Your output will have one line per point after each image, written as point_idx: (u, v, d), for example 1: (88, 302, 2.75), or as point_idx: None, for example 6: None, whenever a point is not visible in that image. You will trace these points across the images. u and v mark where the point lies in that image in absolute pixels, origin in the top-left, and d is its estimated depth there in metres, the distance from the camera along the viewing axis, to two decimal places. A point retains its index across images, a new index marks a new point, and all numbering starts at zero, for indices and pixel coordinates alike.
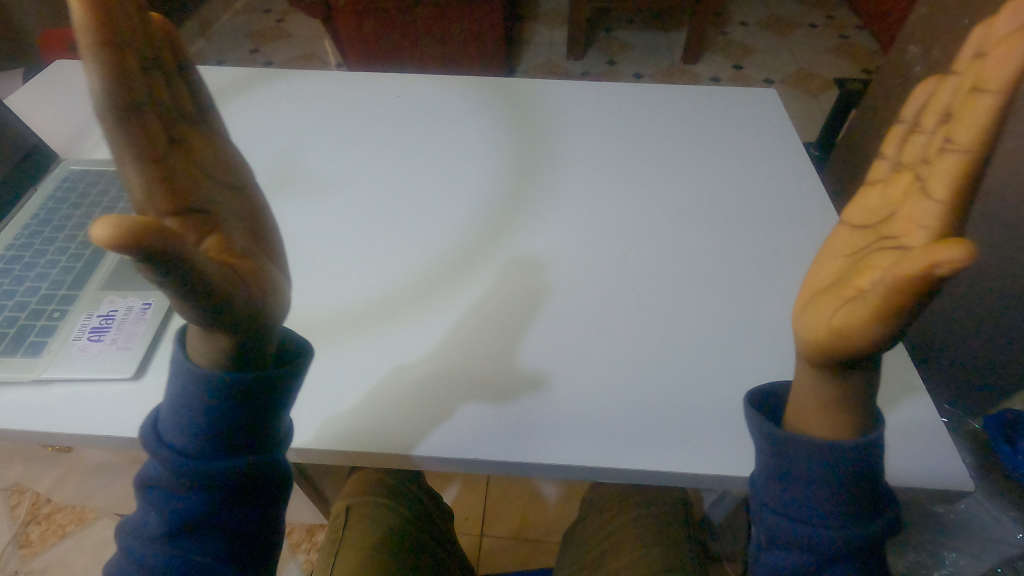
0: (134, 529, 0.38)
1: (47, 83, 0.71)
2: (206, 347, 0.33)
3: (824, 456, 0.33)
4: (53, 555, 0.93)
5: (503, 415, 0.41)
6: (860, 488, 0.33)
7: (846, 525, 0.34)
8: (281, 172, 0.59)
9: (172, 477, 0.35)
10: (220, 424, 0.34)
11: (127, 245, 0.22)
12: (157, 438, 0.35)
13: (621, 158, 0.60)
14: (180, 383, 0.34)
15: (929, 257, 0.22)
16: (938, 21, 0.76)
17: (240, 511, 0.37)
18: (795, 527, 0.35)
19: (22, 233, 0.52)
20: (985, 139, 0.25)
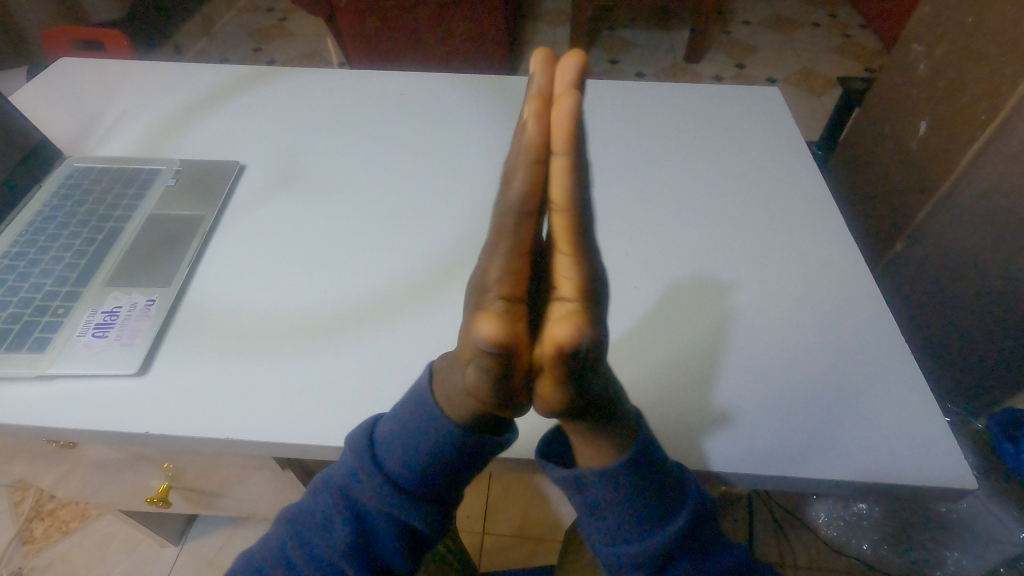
0: (291, 524, 0.38)
1: (51, 81, 0.72)
2: (457, 407, 0.32)
3: (606, 483, 0.35)
4: (57, 551, 0.94)
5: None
6: (627, 495, 0.35)
7: (646, 534, 0.36)
8: (284, 170, 0.59)
9: (372, 496, 0.36)
10: (453, 463, 0.35)
11: (512, 344, 0.23)
12: (376, 458, 0.36)
13: (624, 157, 0.60)
14: (413, 410, 0.34)
15: (553, 336, 0.23)
16: (942, 20, 0.76)
17: (407, 548, 0.37)
18: (614, 551, 0.37)
19: (26, 230, 0.52)
20: (573, 199, 0.23)
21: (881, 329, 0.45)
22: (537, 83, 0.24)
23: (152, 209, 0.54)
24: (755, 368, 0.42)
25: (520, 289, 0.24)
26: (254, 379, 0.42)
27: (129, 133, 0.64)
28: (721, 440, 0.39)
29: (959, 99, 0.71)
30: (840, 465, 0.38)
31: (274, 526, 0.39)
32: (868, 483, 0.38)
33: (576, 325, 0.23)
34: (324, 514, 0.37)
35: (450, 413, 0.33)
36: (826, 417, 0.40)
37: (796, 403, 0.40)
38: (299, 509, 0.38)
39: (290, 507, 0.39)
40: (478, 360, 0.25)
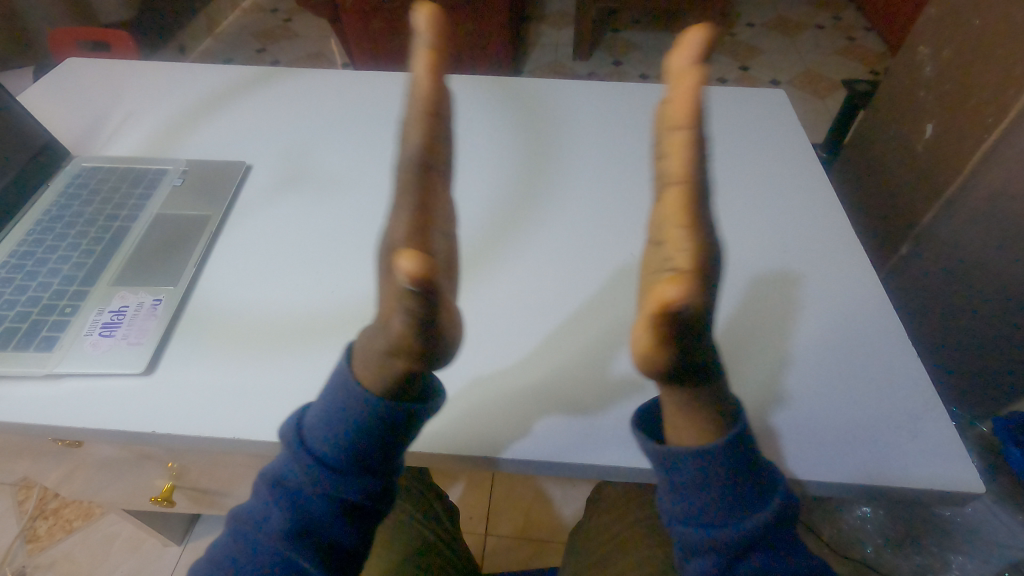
0: (237, 525, 0.38)
1: (57, 81, 0.72)
2: (377, 379, 0.32)
3: (696, 459, 0.33)
4: (61, 550, 0.94)
5: (502, 413, 0.41)
6: (730, 474, 0.33)
7: (733, 520, 0.34)
8: (290, 171, 0.59)
9: (303, 481, 0.36)
10: (383, 433, 0.35)
11: (433, 275, 0.22)
12: (305, 445, 0.36)
13: (631, 159, 0.60)
14: (334, 386, 0.35)
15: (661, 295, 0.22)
16: (949, 21, 0.75)
17: (349, 526, 0.37)
18: (688, 529, 0.36)
19: (34, 229, 0.52)
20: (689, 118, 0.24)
21: (890, 334, 0.44)
22: (429, 36, 0.27)
23: (158, 210, 0.54)
24: (749, 368, 0.43)
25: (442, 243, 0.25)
26: (262, 379, 0.42)
27: (136, 133, 0.64)
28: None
29: (966, 102, 0.70)
30: (844, 467, 0.38)
31: (224, 526, 0.39)
32: (870, 486, 0.38)
33: (425, 261, 0.22)
34: (265, 502, 0.37)
35: (371, 388, 0.33)
36: (823, 416, 0.40)
37: (838, 385, 0.41)
38: (247, 507, 0.38)
39: (238, 507, 0.39)
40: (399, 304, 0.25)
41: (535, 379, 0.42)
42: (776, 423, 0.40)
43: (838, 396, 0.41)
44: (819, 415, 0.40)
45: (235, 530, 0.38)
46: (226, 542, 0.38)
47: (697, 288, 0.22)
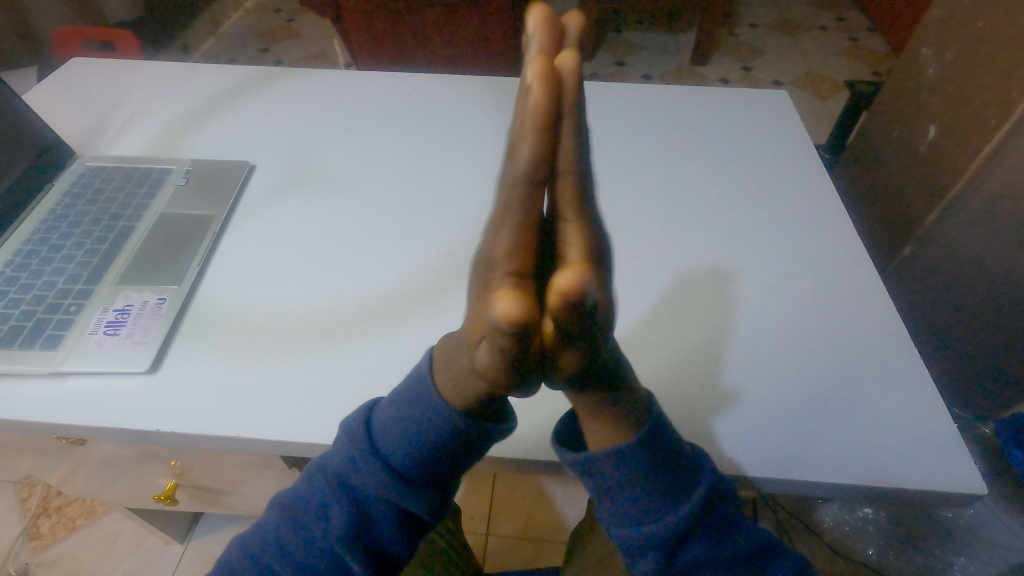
0: (285, 508, 0.38)
1: (62, 80, 0.72)
2: (462, 394, 0.33)
3: (615, 460, 0.36)
4: (63, 548, 0.94)
5: (534, 423, 0.40)
6: (647, 463, 0.36)
7: (661, 510, 0.37)
8: (293, 171, 0.59)
9: (376, 488, 0.36)
10: (455, 445, 0.35)
11: (530, 321, 0.22)
12: (372, 446, 0.36)
13: (633, 161, 0.60)
14: (415, 389, 0.36)
15: None
16: (952, 23, 0.75)
17: (401, 531, 0.37)
18: (630, 530, 0.38)
19: (39, 228, 0.53)
20: None
21: (892, 337, 0.44)
22: (539, 43, 0.25)
23: (162, 209, 0.55)
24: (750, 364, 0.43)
25: (524, 263, 0.24)
26: (265, 378, 0.42)
27: (139, 132, 0.64)
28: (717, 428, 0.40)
29: (969, 103, 0.70)
30: (854, 469, 0.38)
31: (269, 510, 0.39)
32: (864, 486, 0.38)
33: (525, 308, 0.22)
34: (321, 498, 0.37)
35: (451, 401, 0.34)
36: (820, 409, 0.40)
37: (924, 393, 0.41)
38: (298, 492, 0.39)
39: (288, 490, 0.40)
40: (494, 339, 0.24)
41: (558, 389, 0.42)
42: (842, 416, 0.40)
43: (908, 403, 0.41)
44: (886, 415, 0.40)
45: (282, 514, 0.38)
46: (270, 523, 0.38)
47: None
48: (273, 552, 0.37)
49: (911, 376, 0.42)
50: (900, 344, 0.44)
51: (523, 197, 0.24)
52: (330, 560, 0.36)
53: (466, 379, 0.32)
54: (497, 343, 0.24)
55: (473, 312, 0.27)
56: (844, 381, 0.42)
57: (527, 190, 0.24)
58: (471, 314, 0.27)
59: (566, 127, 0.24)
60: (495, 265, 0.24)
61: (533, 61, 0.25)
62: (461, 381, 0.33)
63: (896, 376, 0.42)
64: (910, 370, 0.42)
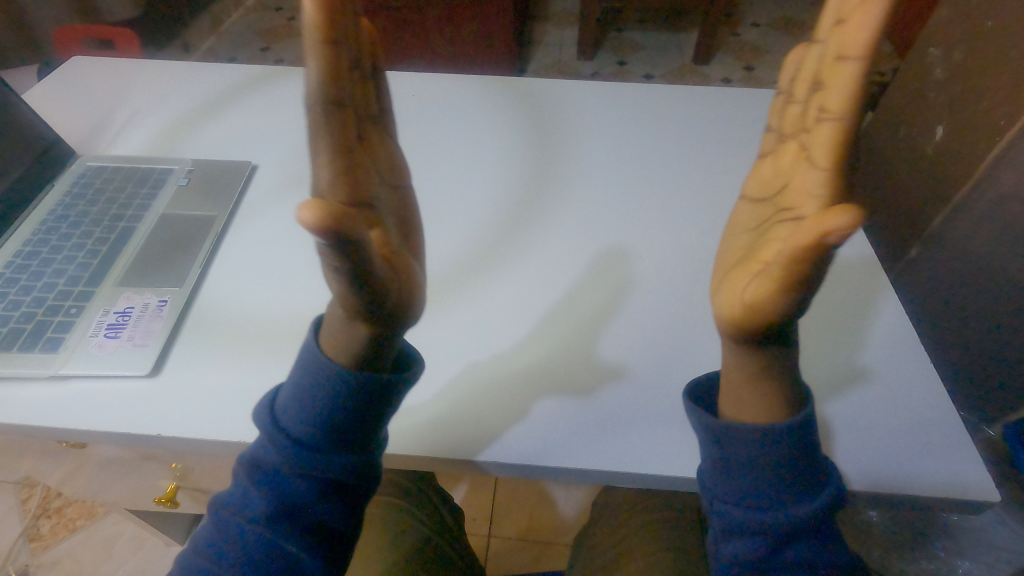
0: (223, 507, 0.38)
1: (62, 79, 0.72)
2: (343, 345, 0.33)
3: (765, 441, 0.34)
4: (62, 550, 0.94)
5: (543, 425, 0.40)
6: (791, 458, 0.34)
7: (781, 503, 0.35)
8: (295, 171, 0.59)
9: (283, 464, 0.36)
10: (348, 408, 0.35)
11: (332, 220, 0.22)
12: (278, 428, 0.36)
13: (639, 162, 0.60)
14: (307, 365, 0.35)
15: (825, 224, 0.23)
16: (960, 23, 0.75)
17: (332, 503, 0.37)
18: (735, 510, 0.36)
19: (39, 229, 0.52)
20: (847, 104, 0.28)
21: (901, 342, 0.44)
22: (324, 66, 0.28)
23: (164, 209, 0.54)
24: None
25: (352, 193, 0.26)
26: (269, 382, 0.42)
27: (141, 132, 0.64)
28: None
29: (977, 104, 0.70)
30: (857, 475, 0.38)
31: (208, 513, 0.39)
32: (870, 493, 0.38)
33: (323, 209, 0.22)
34: (245, 487, 0.37)
35: (338, 357, 0.34)
36: (823, 415, 0.40)
37: (935, 398, 0.41)
38: (231, 489, 0.38)
39: (223, 491, 0.39)
40: (322, 258, 0.25)
41: (564, 393, 0.41)
42: (848, 420, 0.40)
43: (919, 407, 0.40)
44: (893, 420, 0.40)
45: (219, 512, 0.38)
46: (211, 527, 0.38)
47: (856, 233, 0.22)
48: (214, 549, 0.37)
49: (922, 380, 0.42)
50: (910, 348, 0.43)
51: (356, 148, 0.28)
52: (266, 548, 0.36)
53: (344, 326, 0.32)
54: (332, 263, 0.25)
55: None
56: (852, 385, 0.42)
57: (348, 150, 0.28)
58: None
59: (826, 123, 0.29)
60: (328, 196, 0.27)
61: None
62: (346, 333, 0.32)
63: (907, 380, 0.42)
64: (921, 374, 0.42)
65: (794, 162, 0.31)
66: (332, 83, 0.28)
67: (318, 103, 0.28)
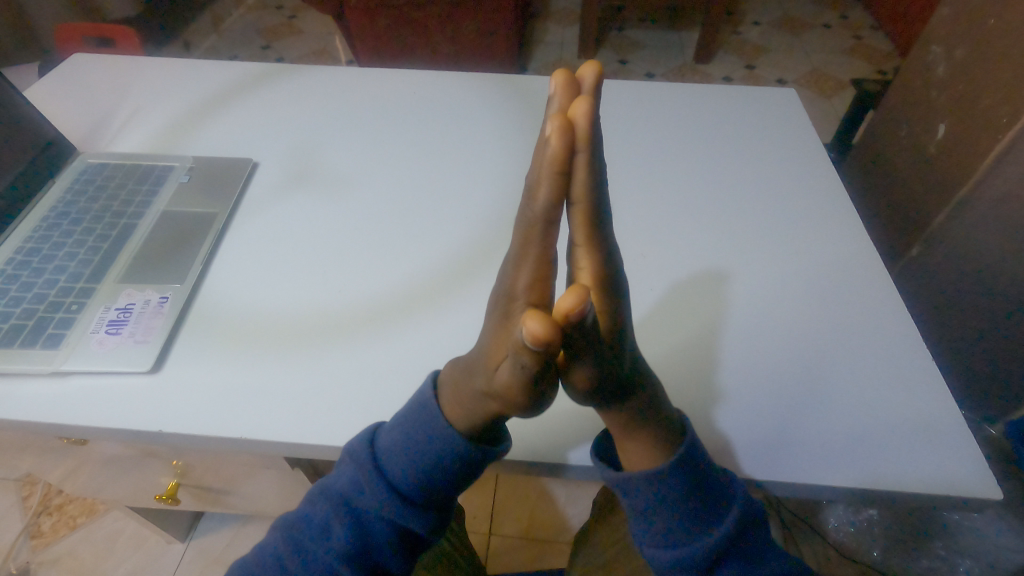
0: (291, 528, 0.38)
1: (64, 76, 0.72)
2: (467, 415, 0.34)
3: (649, 481, 0.37)
4: (64, 547, 0.94)
5: (539, 422, 0.40)
6: (681, 495, 0.37)
7: (694, 535, 0.38)
8: (296, 169, 0.59)
9: (376, 507, 0.36)
10: (459, 470, 0.35)
11: (553, 337, 0.26)
12: (376, 467, 0.36)
13: (639, 159, 0.60)
14: (420, 414, 0.35)
15: (527, 324, 0.25)
16: (962, 21, 0.74)
17: (402, 548, 0.37)
18: (660, 552, 0.39)
19: (40, 225, 0.52)
20: (586, 194, 0.29)
21: (903, 340, 0.43)
22: (560, 102, 0.29)
23: (165, 206, 0.54)
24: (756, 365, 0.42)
25: (542, 296, 0.29)
26: (269, 378, 0.42)
27: (142, 130, 0.64)
28: (722, 428, 0.40)
29: (979, 102, 0.70)
30: (852, 471, 0.37)
31: (275, 529, 0.39)
32: (862, 491, 0.37)
33: (548, 324, 0.25)
34: (326, 518, 0.37)
35: (458, 423, 0.34)
36: (819, 412, 0.40)
37: (936, 396, 0.40)
38: (303, 510, 0.38)
39: (290, 511, 0.39)
40: (519, 357, 0.27)
41: (565, 390, 0.41)
42: (846, 418, 0.39)
43: (918, 405, 0.40)
44: (891, 418, 0.40)
45: (289, 532, 0.38)
46: (278, 546, 0.38)
47: (546, 336, 0.25)
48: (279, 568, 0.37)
49: (924, 378, 0.41)
50: (911, 345, 0.43)
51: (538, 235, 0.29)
52: None
53: (478, 400, 0.33)
54: (524, 361, 0.27)
55: (494, 335, 0.30)
56: (852, 383, 0.41)
57: (541, 226, 0.28)
58: (495, 339, 0.30)
59: (579, 162, 0.28)
60: (515, 297, 0.29)
61: (553, 118, 0.27)
62: (473, 400, 0.33)
63: (907, 378, 0.41)
64: (923, 372, 0.42)
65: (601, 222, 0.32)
66: (553, 204, 0.28)
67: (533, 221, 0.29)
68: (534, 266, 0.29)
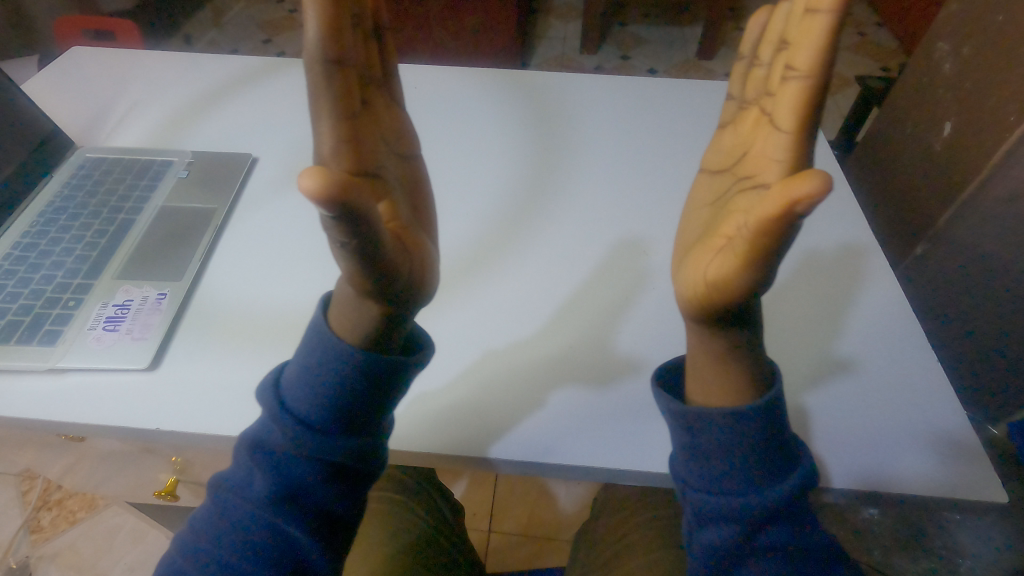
0: (219, 490, 0.37)
1: (61, 70, 0.71)
2: (354, 326, 0.33)
3: (729, 419, 0.35)
4: (63, 542, 0.94)
5: (538, 421, 0.40)
6: (763, 437, 0.34)
7: (761, 484, 0.35)
8: (296, 165, 0.58)
9: (288, 445, 0.35)
10: (352, 393, 0.34)
11: (338, 196, 0.21)
12: (282, 405, 0.36)
13: (641, 157, 0.59)
14: (314, 342, 0.35)
15: (790, 192, 0.21)
16: (971, 17, 0.74)
17: (334, 484, 0.36)
18: (710, 498, 0.36)
19: (37, 220, 0.52)
20: (820, 64, 0.26)
21: (908, 340, 0.43)
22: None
23: (163, 201, 0.54)
24: None
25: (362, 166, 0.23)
26: (267, 376, 0.41)
27: (140, 124, 0.63)
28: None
29: (986, 100, 0.69)
30: (848, 473, 0.37)
31: (206, 495, 0.38)
32: (860, 493, 0.37)
33: (327, 181, 0.21)
34: (247, 469, 0.36)
35: (346, 336, 0.34)
36: (817, 413, 0.40)
37: (941, 397, 0.40)
38: (229, 470, 0.37)
39: (218, 473, 0.38)
40: (331, 236, 0.24)
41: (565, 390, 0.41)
42: (845, 419, 0.39)
43: (920, 407, 0.40)
44: (892, 418, 0.39)
45: (218, 495, 0.37)
46: (212, 510, 0.37)
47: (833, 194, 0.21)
48: (208, 537, 0.36)
49: (928, 378, 0.41)
50: (917, 346, 0.43)
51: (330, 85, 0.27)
52: (267, 529, 0.35)
53: (357, 306, 0.32)
54: (337, 242, 0.25)
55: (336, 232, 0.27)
56: (858, 383, 0.41)
57: (332, 71, 0.27)
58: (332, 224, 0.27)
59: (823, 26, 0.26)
60: (333, 169, 0.24)
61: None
62: (357, 310, 0.32)
63: (912, 377, 0.41)
64: (928, 372, 0.41)
65: (752, 128, 0.33)
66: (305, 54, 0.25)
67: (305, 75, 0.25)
68: (336, 117, 0.28)
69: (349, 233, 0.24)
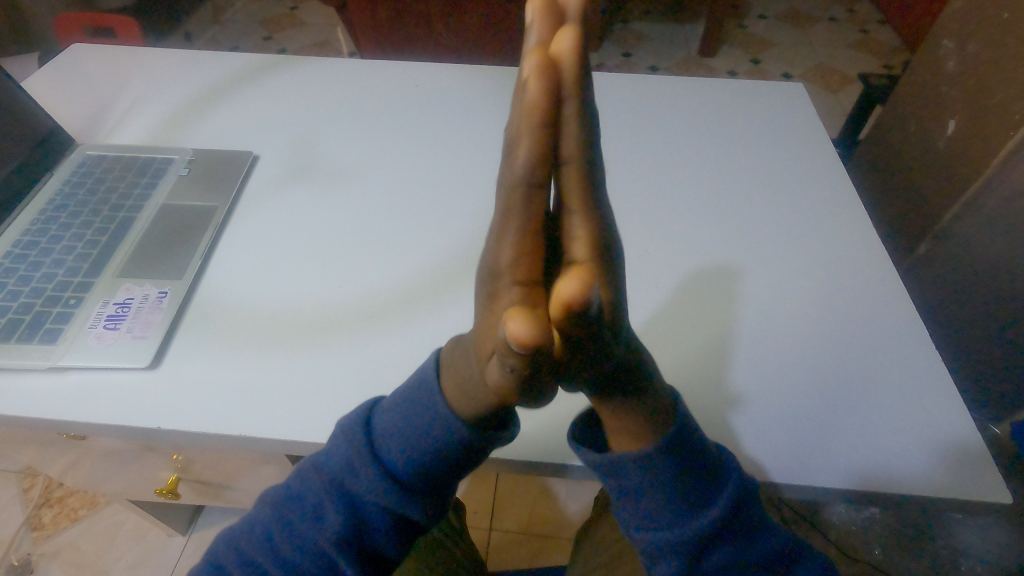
0: (274, 511, 0.36)
1: (62, 67, 0.71)
2: (468, 403, 0.32)
3: (640, 469, 0.34)
4: (65, 539, 0.94)
5: (542, 421, 0.40)
6: (677, 470, 0.34)
7: (690, 514, 0.34)
8: (297, 163, 0.58)
9: (372, 491, 0.34)
10: (450, 457, 0.34)
11: (538, 343, 0.23)
12: (372, 450, 0.35)
13: (644, 155, 0.59)
14: (422, 395, 0.34)
15: (560, 294, 0.24)
16: (975, 14, 0.73)
17: (396, 535, 0.35)
18: (653, 536, 0.35)
19: (38, 218, 0.52)
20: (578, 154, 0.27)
21: (912, 340, 0.43)
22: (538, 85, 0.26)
23: (164, 200, 0.54)
24: (769, 364, 0.42)
25: (530, 273, 0.26)
26: (268, 376, 0.41)
27: (141, 121, 0.63)
28: (730, 431, 0.39)
29: (991, 98, 0.69)
30: (851, 473, 0.37)
31: (256, 507, 0.37)
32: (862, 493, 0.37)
33: (534, 326, 0.23)
34: (319, 502, 0.35)
35: (457, 408, 0.33)
36: (822, 412, 0.39)
37: (947, 397, 0.40)
38: (287, 490, 0.36)
39: (275, 490, 0.37)
40: (503, 358, 0.25)
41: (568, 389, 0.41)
42: (852, 419, 0.39)
43: (926, 408, 0.39)
44: (897, 419, 0.39)
45: (272, 514, 0.36)
46: (260, 525, 0.36)
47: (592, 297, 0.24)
48: (257, 553, 0.35)
49: (933, 378, 0.41)
50: (922, 346, 0.42)
51: (520, 202, 0.26)
52: (316, 563, 0.34)
53: (475, 393, 0.32)
54: (508, 364, 0.25)
55: (480, 324, 0.28)
56: (864, 384, 0.41)
57: (524, 192, 0.26)
58: (483, 326, 0.28)
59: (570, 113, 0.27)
60: (500, 274, 0.27)
61: (529, 66, 0.27)
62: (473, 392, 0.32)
63: (918, 378, 0.41)
64: (933, 373, 0.41)
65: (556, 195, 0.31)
66: (533, 165, 0.26)
67: (518, 185, 0.26)
68: (519, 227, 0.27)
69: (526, 365, 0.25)
